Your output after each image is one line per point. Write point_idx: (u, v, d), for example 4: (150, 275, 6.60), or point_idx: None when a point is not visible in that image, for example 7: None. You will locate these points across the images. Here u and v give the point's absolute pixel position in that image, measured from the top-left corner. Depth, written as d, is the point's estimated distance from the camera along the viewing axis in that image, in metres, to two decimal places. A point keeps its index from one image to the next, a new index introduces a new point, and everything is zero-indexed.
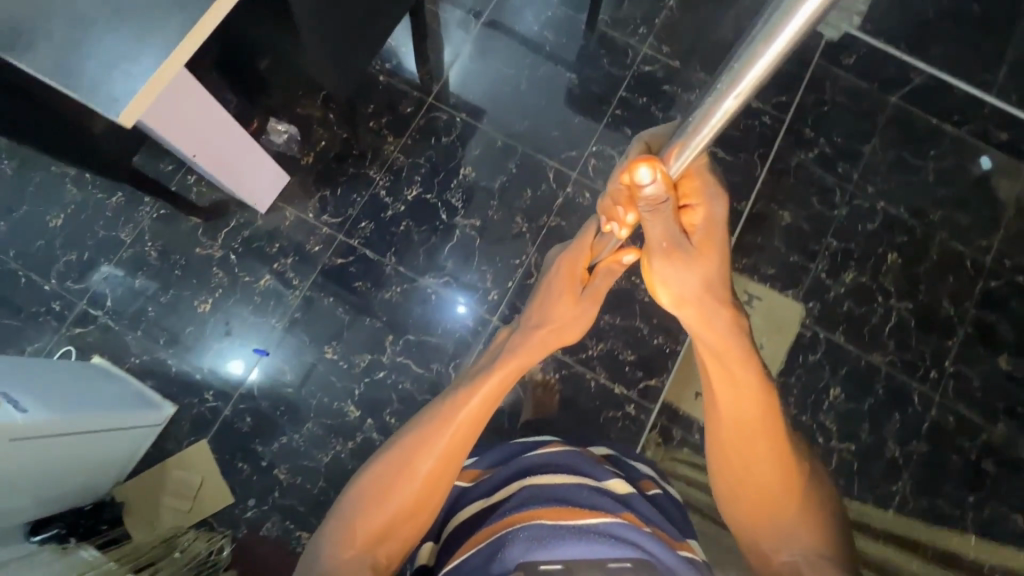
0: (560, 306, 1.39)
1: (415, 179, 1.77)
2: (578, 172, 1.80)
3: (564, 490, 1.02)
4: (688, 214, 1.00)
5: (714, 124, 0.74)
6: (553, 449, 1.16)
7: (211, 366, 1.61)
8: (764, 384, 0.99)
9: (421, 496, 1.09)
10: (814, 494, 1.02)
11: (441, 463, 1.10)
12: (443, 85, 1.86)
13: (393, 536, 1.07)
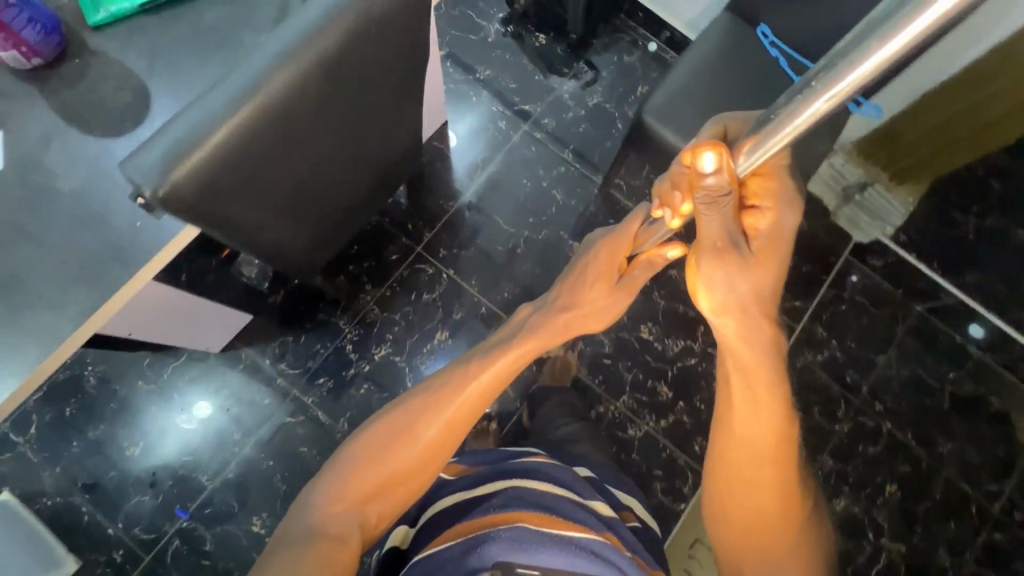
0: (592, 293, 1.00)
1: (386, 337, 1.63)
2: (562, 355, 1.65)
3: (548, 495, 0.93)
4: (753, 219, 0.72)
5: (816, 110, 0.54)
6: (536, 459, 1.04)
7: (126, 520, 1.48)
8: (790, 412, 0.80)
9: (425, 465, 0.96)
10: (810, 538, 0.87)
11: (447, 428, 0.96)
12: (436, 233, 1.73)
13: (380, 500, 0.94)
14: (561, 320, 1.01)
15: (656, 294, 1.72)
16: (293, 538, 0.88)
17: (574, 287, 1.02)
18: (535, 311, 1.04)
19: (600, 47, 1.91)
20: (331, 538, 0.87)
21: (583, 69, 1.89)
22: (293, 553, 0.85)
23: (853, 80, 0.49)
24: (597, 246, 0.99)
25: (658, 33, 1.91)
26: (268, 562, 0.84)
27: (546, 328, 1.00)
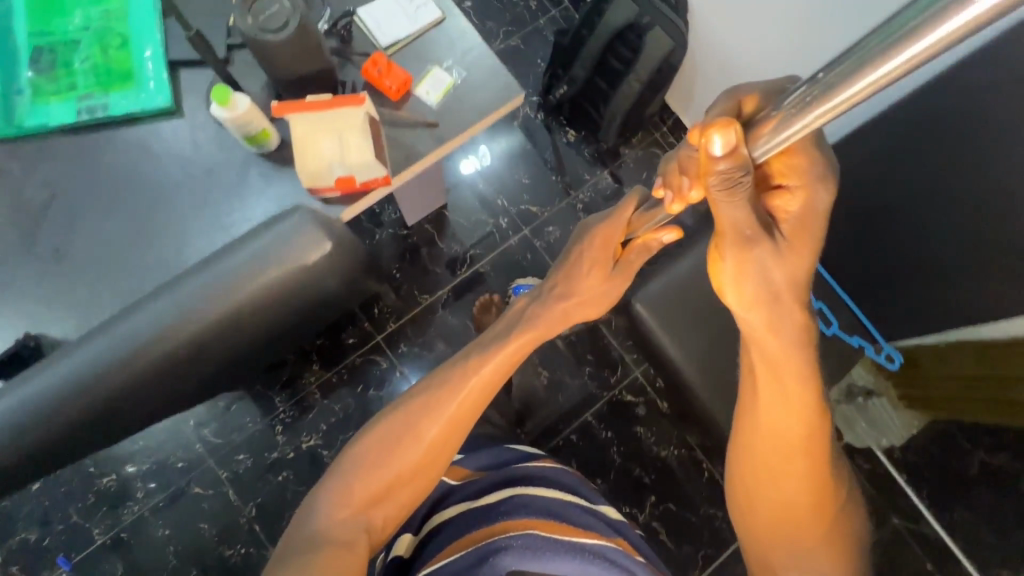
0: (586, 283, 0.88)
1: (319, 427, 1.53)
2: None
3: (553, 504, 0.89)
4: (779, 201, 0.59)
5: (856, 89, 0.41)
6: (543, 463, 1.04)
7: (7, 556, 1.42)
8: (819, 398, 0.67)
9: (421, 467, 0.85)
10: (845, 525, 0.76)
11: (444, 432, 0.83)
12: (401, 326, 1.61)
13: (391, 499, 0.83)
14: (562, 304, 0.88)
15: (614, 450, 1.59)
16: (297, 549, 0.78)
17: (576, 270, 0.88)
18: (535, 297, 0.90)
19: (630, 159, 1.74)
20: (336, 547, 0.78)
21: (605, 179, 1.73)
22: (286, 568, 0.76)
23: (905, 60, 0.37)
24: (591, 231, 0.87)
25: None
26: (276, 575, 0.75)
27: (547, 316, 0.88)
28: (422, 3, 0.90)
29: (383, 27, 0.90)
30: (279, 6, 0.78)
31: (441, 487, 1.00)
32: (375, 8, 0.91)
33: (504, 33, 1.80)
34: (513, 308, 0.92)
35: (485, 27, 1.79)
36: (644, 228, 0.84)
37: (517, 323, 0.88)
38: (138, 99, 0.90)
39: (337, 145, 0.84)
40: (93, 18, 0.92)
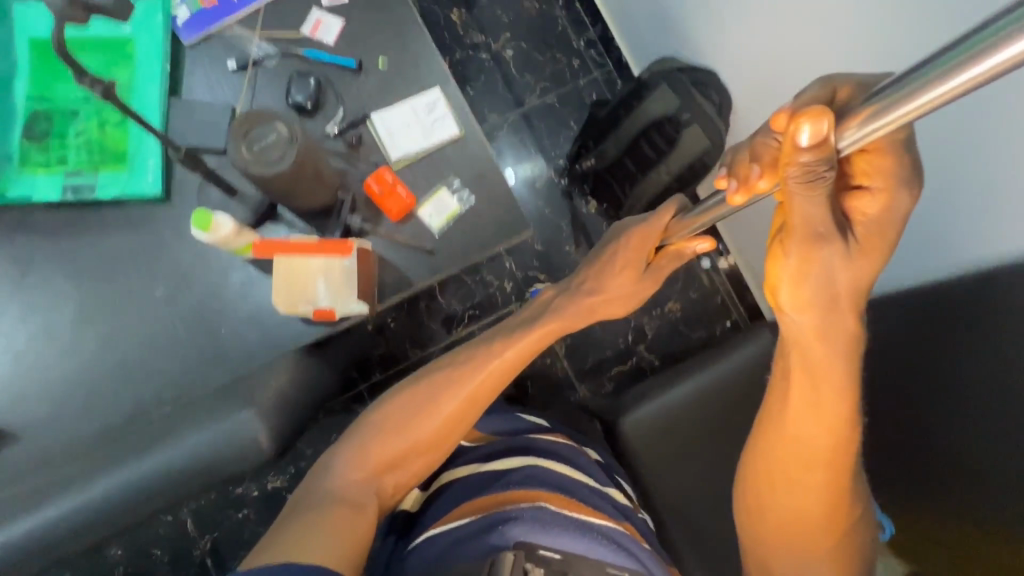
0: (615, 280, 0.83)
1: (288, 471, 1.50)
2: None
3: (564, 478, 0.79)
4: (858, 204, 0.48)
5: (954, 91, 0.31)
6: (554, 434, 0.88)
7: None
8: (855, 403, 0.56)
9: (434, 438, 0.81)
10: (860, 537, 0.66)
11: (458, 406, 0.81)
12: (387, 378, 1.57)
13: (404, 467, 0.80)
14: (587, 302, 0.85)
15: None
16: (308, 502, 0.75)
17: (604, 270, 0.84)
18: (563, 295, 0.87)
19: None
20: (345, 500, 0.75)
21: None
22: (292, 517, 0.72)
23: (998, 64, 0.28)
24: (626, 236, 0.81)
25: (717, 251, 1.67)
26: (282, 524, 0.71)
27: (571, 315, 0.85)
28: (445, 116, 0.77)
29: (394, 137, 0.76)
30: (276, 133, 0.60)
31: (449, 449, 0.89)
32: (389, 114, 0.77)
33: (540, 88, 1.74)
34: (539, 300, 0.91)
35: (522, 81, 1.74)
36: (671, 236, 0.77)
37: (538, 313, 0.87)
38: (128, 191, 0.72)
39: (328, 279, 0.67)
40: None
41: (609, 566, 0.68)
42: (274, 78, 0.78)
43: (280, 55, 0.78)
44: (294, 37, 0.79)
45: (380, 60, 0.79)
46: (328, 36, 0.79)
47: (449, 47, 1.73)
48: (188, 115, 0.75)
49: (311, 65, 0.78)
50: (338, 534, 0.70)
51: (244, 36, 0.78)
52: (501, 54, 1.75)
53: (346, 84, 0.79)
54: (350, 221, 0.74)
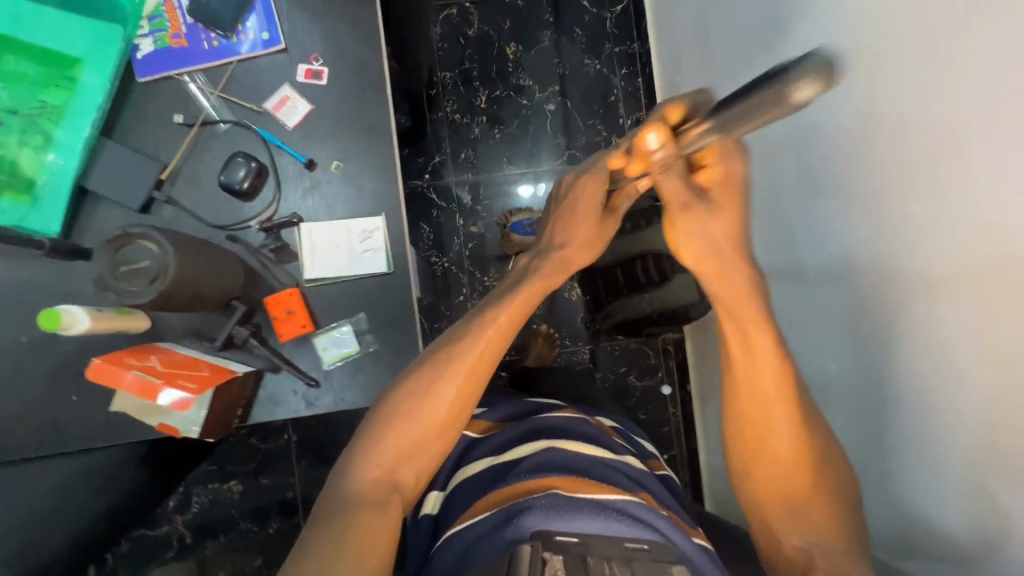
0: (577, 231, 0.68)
1: None
2: None
3: (572, 459, 0.71)
4: (702, 181, 0.54)
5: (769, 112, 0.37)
6: (563, 411, 0.83)
7: None
8: (780, 333, 0.61)
9: (439, 424, 0.63)
10: (849, 479, 0.65)
11: (460, 379, 0.64)
12: None
13: (416, 463, 0.63)
14: (559, 257, 0.68)
15: None
16: (330, 509, 0.58)
17: (572, 218, 0.68)
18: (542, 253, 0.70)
19: (618, 346, 1.60)
20: (363, 506, 0.58)
21: (583, 353, 1.59)
22: (315, 538, 0.56)
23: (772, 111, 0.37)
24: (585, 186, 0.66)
25: (682, 382, 1.60)
26: (309, 548, 0.55)
27: (550, 275, 0.68)
28: (377, 251, 0.71)
29: (316, 258, 0.71)
30: (150, 264, 0.55)
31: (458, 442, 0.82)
32: (320, 231, 0.71)
33: (569, 154, 1.66)
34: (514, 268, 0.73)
35: (554, 141, 1.65)
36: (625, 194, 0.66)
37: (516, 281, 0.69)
38: (23, 225, 0.68)
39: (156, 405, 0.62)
40: (25, 103, 0.68)
41: (628, 541, 0.58)
42: (216, 146, 0.71)
43: (232, 123, 0.72)
44: (254, 109, 0.72)
45: (334, 164, 0.73)
46: (290, 120, 0.73)
47: (493, 82, 1.65)
48: (115, 161, 0.70)
49: (260, 145, 0.72)
50: (366, 554, 0.55)
51: (202, 93, 0.72)
52: (542, 105, 1.66)
53: (289, 177, 0.72)
54: (236, 331, 0.69)
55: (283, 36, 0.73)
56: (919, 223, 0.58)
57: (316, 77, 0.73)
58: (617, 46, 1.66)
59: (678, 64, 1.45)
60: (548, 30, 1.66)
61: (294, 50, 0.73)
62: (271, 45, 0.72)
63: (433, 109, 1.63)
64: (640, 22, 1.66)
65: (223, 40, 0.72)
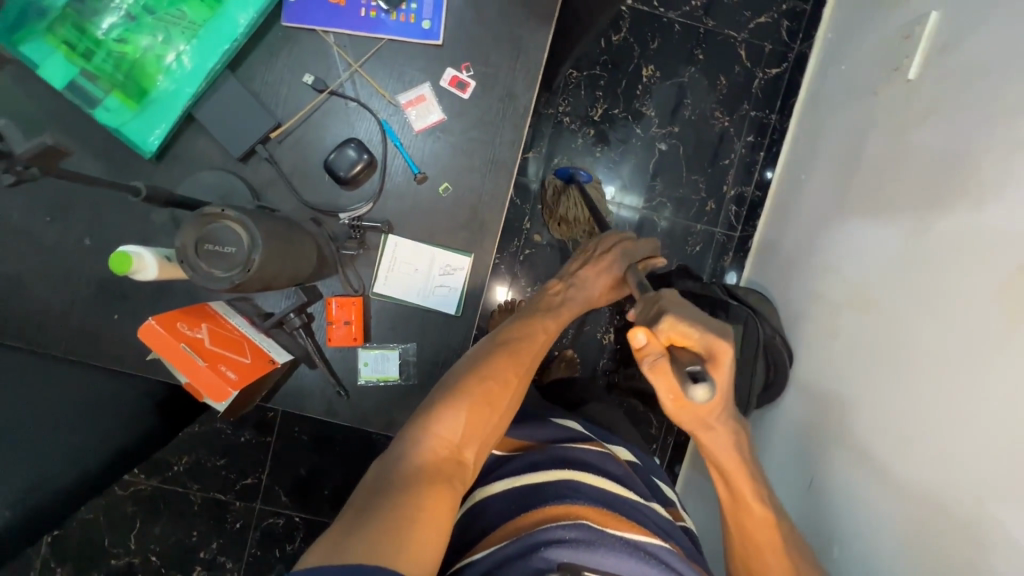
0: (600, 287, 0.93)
1: None
2: (258, 507, 1.56)
3: (604, 493, 0.75)
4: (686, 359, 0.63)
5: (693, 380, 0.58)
6: (590, 445, 0.85)
7: None
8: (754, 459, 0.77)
9: (498, 406, 0.71)
10: None
11: (518, 371, 0.76)
12: None
13: (469, 443, 0.68)
14: (586, 298, 0.92)
15: None
16: (391, 484, 0.60)
17: (597, 272, 0.93)
18: (573, 286, 0.92)
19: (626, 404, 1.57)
20: (429, 478, 0.62)
21: None
22: (374, 508, 0.57)
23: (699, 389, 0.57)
24: (613, 252, 0.94)
25: (672, 463, 1.57)
26: (375, 521, 0.55)
27: (577, 308, 0.92)
28: (453, 291, 0.68)
29: (391, 274, 0.68)
30: (236, 253, 0.52)
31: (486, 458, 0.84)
32: (405, 249, 0.68)
33: (659, 200, 1.58)
34: (542, 291, 0.92)
35: (651, 182, 1.58)
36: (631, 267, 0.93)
37: (552, 306, 0.89)
38: (122, 132, 0.65)
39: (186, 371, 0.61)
40: (165, 11, 0.64)
41: None
42: (335, 122, 0.67)
43: (359, 103, 0.67)
44: (385, 97, 0.67)
45: (443, 185, 0.68)
46: (417, 121, 0.67)
47: (616, 98, 1.55)
48: (232, 99, 0.66)
49: (377, 137, 0.67)
50: (432, 525, 0.57)
51: (340, 62, 0.67)
52: (654, 142, 1.57)
53: (394, 182, 0.68)
54: (290, 317, 0.66)
55: (443, 32, 0.67)
56: (936, 392, 0.83)
57: (460, 88, 0.67)
58: (753, 111, 1.58)
59: (810, 162, 1.35)
60: (693, 67, 1.56)
61: (449, 50, 0.67)
62: (428, 38, 0.66)
63: (546, 103, 1.55)
64: (787, 96, 1.55)
65: (383, 14, 0.66)
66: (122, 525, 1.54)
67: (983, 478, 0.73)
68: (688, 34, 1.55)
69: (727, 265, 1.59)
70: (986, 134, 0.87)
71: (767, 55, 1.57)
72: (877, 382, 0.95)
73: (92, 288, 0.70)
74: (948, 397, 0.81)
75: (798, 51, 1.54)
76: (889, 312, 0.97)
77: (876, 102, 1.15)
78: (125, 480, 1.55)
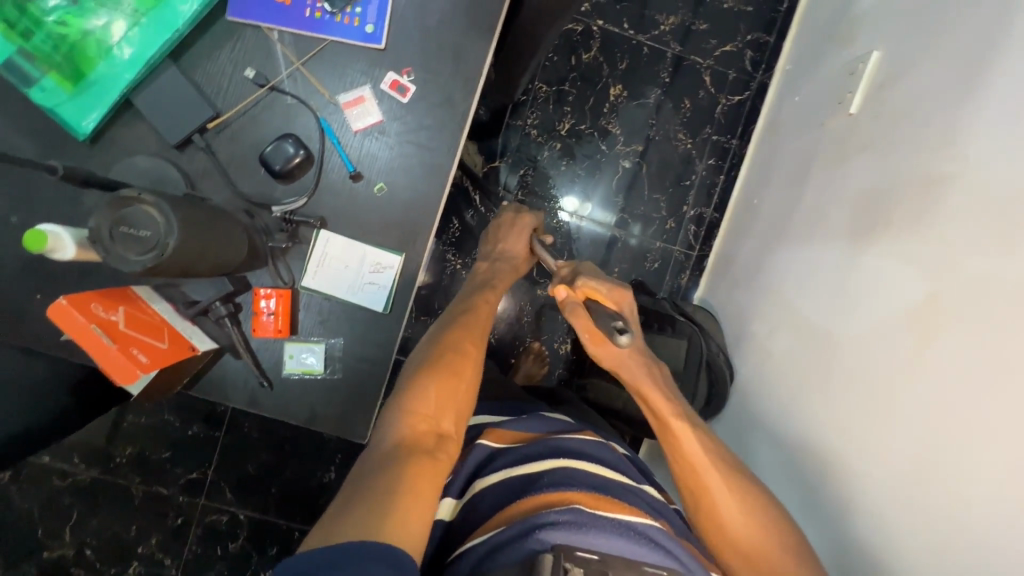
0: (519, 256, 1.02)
1: None
2: (201, 502, 1.53)
3: (597, 478, 0.77)
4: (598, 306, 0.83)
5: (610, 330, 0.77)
6: (583, 434, 0.89)
7: None
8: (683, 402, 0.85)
9: (462, 380, 0.81)
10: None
11: (471, 347, 0.85)
12: None
13: (441, 415, 0.76)
14: (510, 265, 1.01)
15: None
16: (376, 471, 0.67)
17: (513, 241, 1.02)
18: (496, 263, 1.02)
19: None
20: (413, 451, 0.70)
21: None
22: (366, 488, 0.64)
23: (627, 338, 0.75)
24: (520, 221, 1.03)
25: None
26: (362, 505, 0.62)
27: (507, 279, 1.00)
28: (381, 289, 0.69)
29: (320, 269, 0.69)
30: (151, 236, 0.52)
31: (481, 453, 0.85)
32: (337, 245, 0.69)
33: (622, 216, 1.61)
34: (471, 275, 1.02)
35: (613, 197, 1.61)
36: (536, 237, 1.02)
37: (484, 286, 0.98)
38: (56, 112, 0.67)
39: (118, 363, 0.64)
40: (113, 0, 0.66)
41: (646, 567, 0.66)
42: (274, 116, 0.69)
43: (298, 100, 0.69)
44: (326, 96, 0.69)
45: (378, 185, 0.70)
46: (356, 121, 0.69)
47: (584, 114, 1.59)
48: (172, 88, 0.67)
49: (316, 134, 0.69)
50: (419, 492, 0.64)
51: (283, 59, 0.68)
52: (618, 158, 1.61)
53: (330, 179, 0.70)
54: (216, 306, 0.67)
55: (386, 37, 0.68)
56: (869, 410, 0.85)
57: (400, 91, 0.69)
58: (716, 135, 1.63)
59: (763, 186, 1.40)
60: (659, 89, 1.61)
61: (392, 54, 0.69)
62: (370, 41, 0.68)
63: (514, 114, 1.58)
64: (748, 123, 1.61)
65: (326, 15, 0.68)
66: (57, 516, 1.50)
67: (897, 495, 0.76)
68: (656, 57, 1.60)
69: (685, 283, 1.63)
70: (916, 167, 0.91)
71: (731, 82, 1.62)
72: (807, 402, 0.98)
73: (18, 268, 0.70)
74: (880, 417, 0.82)
75: (760, 80, 1.60)
76: (819, 334, 1.01)
77: (823, 133, 1.21)
78: (65, 469, 1.51)
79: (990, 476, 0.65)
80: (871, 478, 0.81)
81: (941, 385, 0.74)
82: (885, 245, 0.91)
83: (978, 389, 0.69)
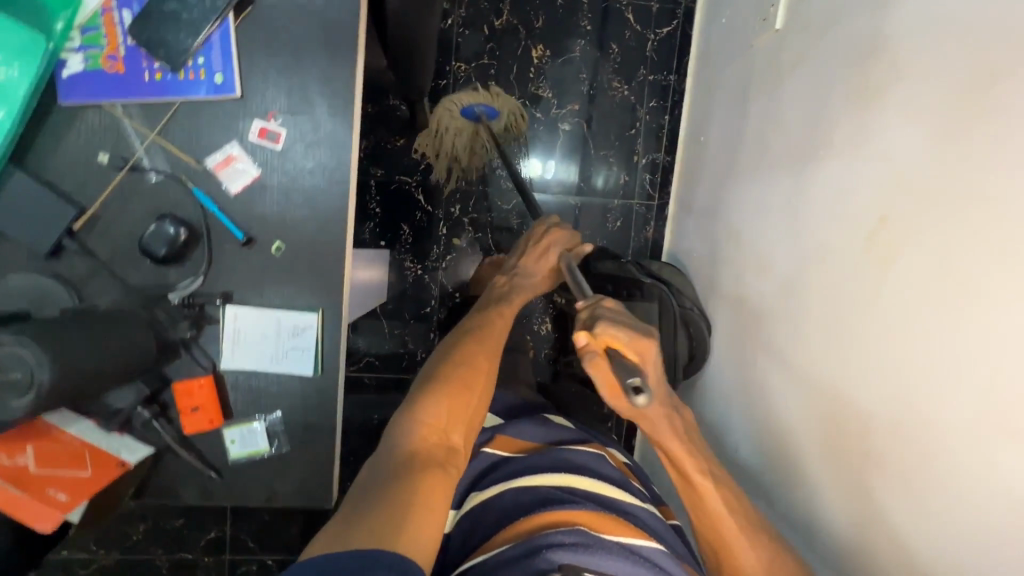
0: (542, 275, 1.04)
1: None
2: (225, 558, 1.55)
3: (598, 498, 0.78)
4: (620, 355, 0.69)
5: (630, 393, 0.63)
6: (587, 448, 0.89)
7: None
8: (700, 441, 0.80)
9: (477, 391, 0.79)
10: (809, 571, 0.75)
11: (487, 358, 0.84)
12: None
13: (455, 425, 0.74)
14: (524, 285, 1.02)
15: None
16: (381, 477, 0.64)
17: (535, 260, 1.05)
18: (517, 278, 1.03)
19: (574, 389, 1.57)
20: (425, 460, 0.67)
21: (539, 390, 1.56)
22: (371, 500, 0.60)
23: None
24: (549, 240, 1.07)
25: (628, 437, 1.60)
26: (366, 510, 0.58)
27: (524, 295, 1.01)
28: (304, 347, 0.76)
29: (238, 345, 0.75)
30: (22, 376, 0.49)
31: (487, 461, 0.86)
32: (246, 319, 0.74)
33: (573, 183, 1.55)
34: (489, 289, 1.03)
35: (560, 166, 1.54)
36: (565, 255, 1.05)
37: (501, 296, 0.99)
38: None
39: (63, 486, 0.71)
40: None
41: None
42: (143, 193, 0.72)
43: (166, 173, 0.72)
44: (193, 163, 0.72)
45: (275, 244, 0.74)
46: (232, 180, 0.73)
47: (510, 85, 1.51)
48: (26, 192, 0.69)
49: (195, 205, 0.72)
50: (431, 503, 0.62)
51: (136, 134, 0.72)
52: (556, 123, 1.53)
53: (222, 247, 0.73)
54: (138, 411, 0.74)
55: (237, 83, 0.72)
56: (836, 356, 0.81)
57: (272, 138, 0.73)
58: (651, 75, 1.54)
59: (707, 123, 1.33)
60: (583, 39, 1.51)
61: (252, 99, 0.72)
62: (223, 91, 0.71)
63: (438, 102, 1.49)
64: (682, 55, 1.53)
65: (167, 75, 0.70)
66: None
67: (877, 452, 0.73)
68: (572, 6, 1.50)
69: (651, 236, 1.59)
70: (850, 81, 0.85)
71: (656, 15, 1.52)
72: (782, 355, 0.95)
73: None
74: (847, 364, 0.79)
75: (685, 6, 1.51)
76: (781, 278, 0.97)
77: (754, 56, 1.13)
78: (85, 558, 1.52)
79: (975, 409, 0.61)
80: (843, 431, 0.79)
81: (902, 320, 0.71)
82: (829, 177, 0.87)
83: (948, 321, 0.65)
